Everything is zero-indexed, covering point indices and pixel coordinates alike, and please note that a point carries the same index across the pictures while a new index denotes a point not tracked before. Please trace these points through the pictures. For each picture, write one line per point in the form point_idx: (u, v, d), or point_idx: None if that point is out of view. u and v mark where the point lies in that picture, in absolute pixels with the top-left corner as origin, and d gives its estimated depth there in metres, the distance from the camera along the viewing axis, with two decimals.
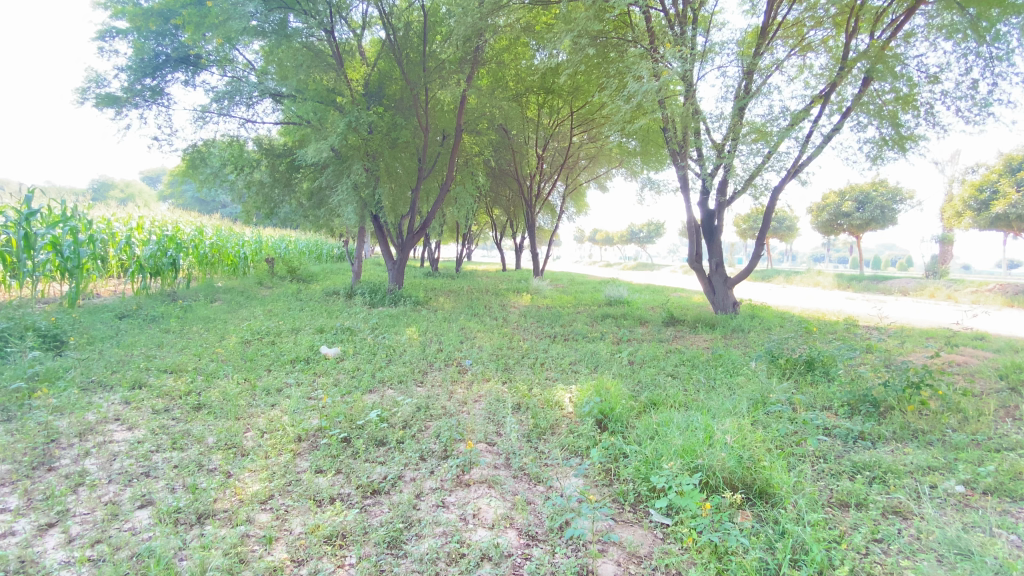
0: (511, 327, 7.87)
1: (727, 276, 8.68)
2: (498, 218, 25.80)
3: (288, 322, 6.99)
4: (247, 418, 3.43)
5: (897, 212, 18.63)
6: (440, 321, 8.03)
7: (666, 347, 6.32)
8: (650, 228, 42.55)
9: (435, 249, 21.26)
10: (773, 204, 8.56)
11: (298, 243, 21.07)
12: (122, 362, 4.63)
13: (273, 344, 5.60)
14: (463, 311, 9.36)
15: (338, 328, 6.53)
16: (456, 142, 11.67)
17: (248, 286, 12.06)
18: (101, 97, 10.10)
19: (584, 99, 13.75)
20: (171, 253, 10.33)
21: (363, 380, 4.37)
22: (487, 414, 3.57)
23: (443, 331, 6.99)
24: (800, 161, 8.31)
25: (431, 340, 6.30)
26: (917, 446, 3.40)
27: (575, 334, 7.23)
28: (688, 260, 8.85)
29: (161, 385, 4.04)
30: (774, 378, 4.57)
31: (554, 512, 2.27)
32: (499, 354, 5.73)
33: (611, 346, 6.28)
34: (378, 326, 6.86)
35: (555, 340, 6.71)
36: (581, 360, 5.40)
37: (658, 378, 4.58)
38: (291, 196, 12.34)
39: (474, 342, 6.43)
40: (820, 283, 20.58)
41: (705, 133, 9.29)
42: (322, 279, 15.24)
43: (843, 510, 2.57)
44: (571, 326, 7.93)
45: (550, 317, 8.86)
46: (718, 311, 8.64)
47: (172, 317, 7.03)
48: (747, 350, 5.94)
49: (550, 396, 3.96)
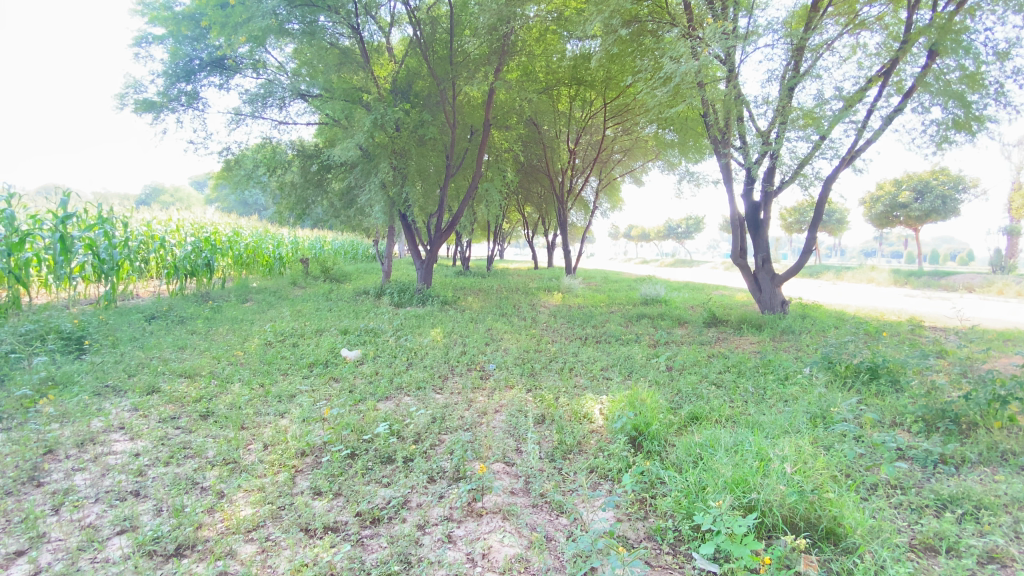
0: (541, 328, 7.54)
1: (774, 273, 8.06)
2: (530, 215, 25.45)
3: (313, 323, 6.88)
4: (253, 429, 3.23)
5: (960, 202, 17.13)
6: (467, 321, 7.76)
7: (708, 351, 5.85)
8: (689, 223, 41.24)
9: (467, 248, 21.14)
10: (825, 195, 7.88)
11: (333, 243, 21.34)
12: (140, 365, 4.56)
13: (295, 347, 5.46)
14: (492, 311, 9.10)
15: (362, 329, 6.36)
16: (484, 137, 11.39)
17: (282, 286, 12.17)
18: (138, 102, 10.37)
19: (618, 90, 13.21)
20: (206, 255, 10.55)
21: (380, 386, 4.13)
22: (508, 427, 3.25)
23: (469, 332, 6.73)
24: (856, 148, 7.61)
25: (456, 342, 6.04)
26: (1012, 474, 2.86)
27: (608, 336, 6.83)
28: (730, 256, 8.28)
29: (173, 389, 3.92)
30: (833, 389, 4.06)
31: (578, 556, 1.92)
32: (525, 358, 5.40)
33: (647, 350, 5.85)
34: (403, 327, 6.66)
35: (587, 343, 6.34)
36: (614, 365, 5.02)
37: (699, 387, 4.16)
38: (323, 196, 12.38)
39: (500, 344, 6.14)
40: (874, 279, 19.29)
41: (748, 119, 8.71)
42: (355, 279, 15.32)
43: (930, 557, 2.10)
44: (604, 328, 7.53)
45: (582, 317, 8.47)
46: (765, 311, 8.04)
47: (200, 318, 7.04)
48: (799, 354, 5.41)
49: (579, 407, 3.60)
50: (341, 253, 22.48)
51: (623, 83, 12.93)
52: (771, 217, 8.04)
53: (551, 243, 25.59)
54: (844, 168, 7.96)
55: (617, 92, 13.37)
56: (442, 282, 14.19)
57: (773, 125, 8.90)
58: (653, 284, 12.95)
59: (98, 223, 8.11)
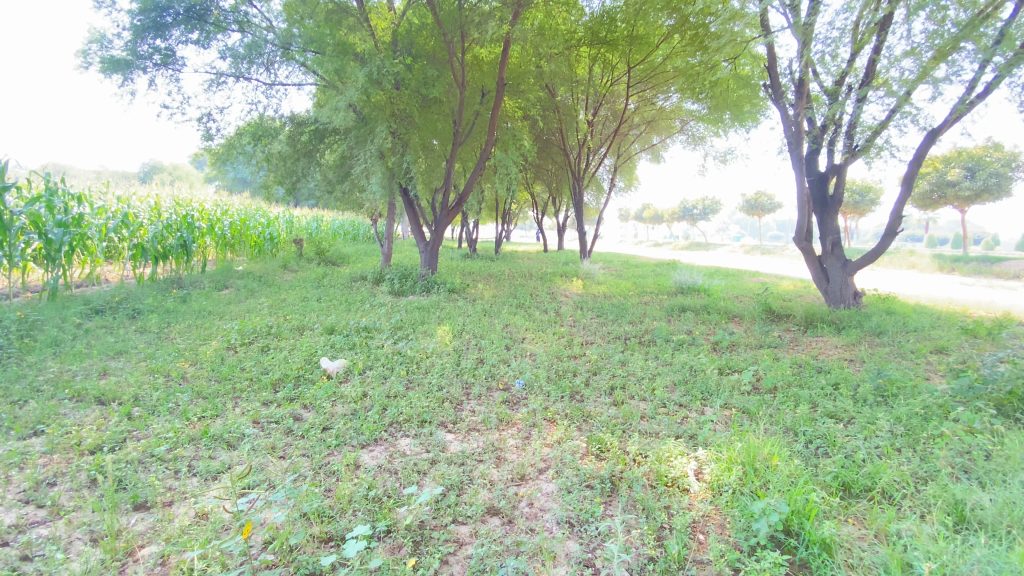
0: (568, 325, 6.26)
1: (847, 259, 6.77)
2: (539, 195, 24.02)
3: (293, 318, 5.62)
4: (160, 515, 2.03)
5: (1017, 180, 15.62)
6: (479, 315, 6.50)
7: (793, 362, 4.56)
8: (707, 204, 39.53)
9: (473, 229, 19.81)
10: (914, 165, 6.49)
11: (331, 224, 20.05)
12: (40, 383, 3.32)
13: (264, 353, 4.24)
14: (507, 301, 7.87)
15: (352, 327, 5.11)
16: (497, 100, 9.89)
17: (270, 270, 10.92)
18: (107, 61, 8.91)
19: (646, 49, 11.66)
20: (181, 234, 9.28)
21: (368, 421, 2.92)
22: (564, 512, 2.03)
23: (484, 331, 5.48)
24: (967, 99, 6.09)
25: (469, 346, 4.79)
26: None
27: (654, 336, 5.57)
28: (793, 239, 6.97)
29: (65, 429, 2.70)
30: (1017, 433, 2.83)
31: None
32: (559, 368, 4.17)
33: (713, 357, 4.59)
34: (403, 323, 5.40)
35: (634, 346, 5.07)
36: (682, 384, 3.78)
37: (826, 431, 2.90)
38: (316, 167, 11.07)
39: (525, 348, 4.90)
40: (916, 265, 17.83)
41: (815, 77, 7.30)
42: (354, 262, 14.07)
43: None
44: (646, 324, 6.27)
45: (614, 310, 7.22)
46: (833, 305, 6.77)
47: (159, 310, 5.80)
48: (918, 371, 4.16)
49: (664, 468, 2.38)
50: (340, 234, 21.22)
51: (652, 42, 11.44)
52: (842, 192, 6.80)
53: (561, 225, 24.25)
54: (941, 131, 6.47)
55: (644, 54, 11.82)
56: (448, 266, 12.94)
57: (838, 84, 7.44)
58: (683, 269, 11.65)
59: (44, 195, 6.86)
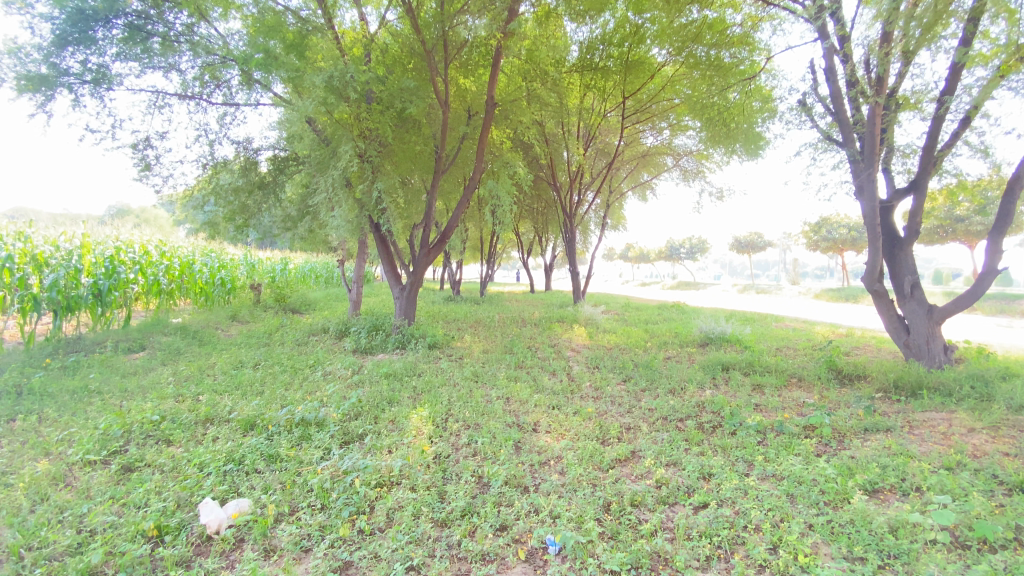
0: (590, 399, 4.59)
1: (931, 304, 5.41)
2: (525, 234, 22.65)
3: (203, 402, 3.88)
4: None
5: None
6: (469, 384, 4.84)
7: (953, 466, 3.02)
8: (694, 243, 38.89)
9: (455, 271, 18.24)
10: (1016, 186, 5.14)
11: (298, 266, 18.27)
12: None
13: (118, 485, 2.53)
14: (500, 360, 6.20)
15: (281, 419, 3.41)
16: (484, 125, 8.55)
17: (216, 321, 9.17)
18: (20, 77, 7.04)
19: (642, 76, 10.51)
20: (98, 281, 7.35)
21: None
22: None
23: (479, 414, 3.82)
24: None
25: (458, 451, 3.10)
26: None
27: (716, 417, 3.99)
28: (862, 280, 5.60)
29: None
30: None
31: None
32: (610, 496, 2.54)
33: (831, 462, 3.02)
34: (362, 408, 3.73)
35: (701, 439, 3.45)
36: (830, 541, 2.19)
37: None
38: (273, 203, 9.49)
39: (542, 447, 3.25)
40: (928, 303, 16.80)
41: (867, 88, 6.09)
42: (319, 309, 12.32)
43: None
44: (692, 396, 4.67)
45: (641, 371, 5.66)
46: (918, 361, 5.37)
47: (6, 394, 4.01)
48: None
49: None
50: (310, 278, 19.47)
51: (649, 69, 10.34)
52: (919, 224, 5.48)
53: (549, 265, 22.76)
54: None
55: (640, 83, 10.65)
56: (429, 312, 11.34)
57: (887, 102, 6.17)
58: (700, 314, 10.20)
59: None
